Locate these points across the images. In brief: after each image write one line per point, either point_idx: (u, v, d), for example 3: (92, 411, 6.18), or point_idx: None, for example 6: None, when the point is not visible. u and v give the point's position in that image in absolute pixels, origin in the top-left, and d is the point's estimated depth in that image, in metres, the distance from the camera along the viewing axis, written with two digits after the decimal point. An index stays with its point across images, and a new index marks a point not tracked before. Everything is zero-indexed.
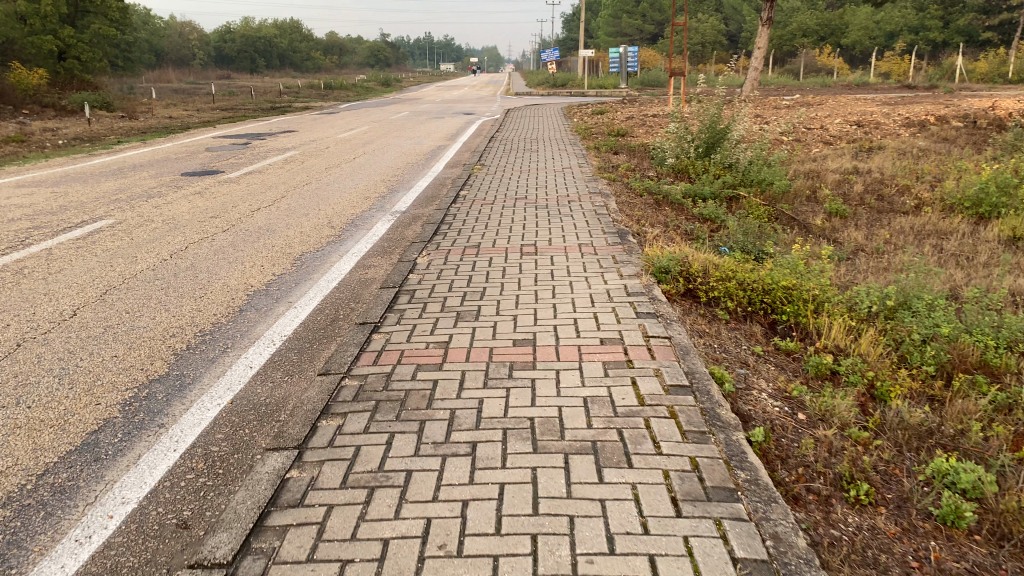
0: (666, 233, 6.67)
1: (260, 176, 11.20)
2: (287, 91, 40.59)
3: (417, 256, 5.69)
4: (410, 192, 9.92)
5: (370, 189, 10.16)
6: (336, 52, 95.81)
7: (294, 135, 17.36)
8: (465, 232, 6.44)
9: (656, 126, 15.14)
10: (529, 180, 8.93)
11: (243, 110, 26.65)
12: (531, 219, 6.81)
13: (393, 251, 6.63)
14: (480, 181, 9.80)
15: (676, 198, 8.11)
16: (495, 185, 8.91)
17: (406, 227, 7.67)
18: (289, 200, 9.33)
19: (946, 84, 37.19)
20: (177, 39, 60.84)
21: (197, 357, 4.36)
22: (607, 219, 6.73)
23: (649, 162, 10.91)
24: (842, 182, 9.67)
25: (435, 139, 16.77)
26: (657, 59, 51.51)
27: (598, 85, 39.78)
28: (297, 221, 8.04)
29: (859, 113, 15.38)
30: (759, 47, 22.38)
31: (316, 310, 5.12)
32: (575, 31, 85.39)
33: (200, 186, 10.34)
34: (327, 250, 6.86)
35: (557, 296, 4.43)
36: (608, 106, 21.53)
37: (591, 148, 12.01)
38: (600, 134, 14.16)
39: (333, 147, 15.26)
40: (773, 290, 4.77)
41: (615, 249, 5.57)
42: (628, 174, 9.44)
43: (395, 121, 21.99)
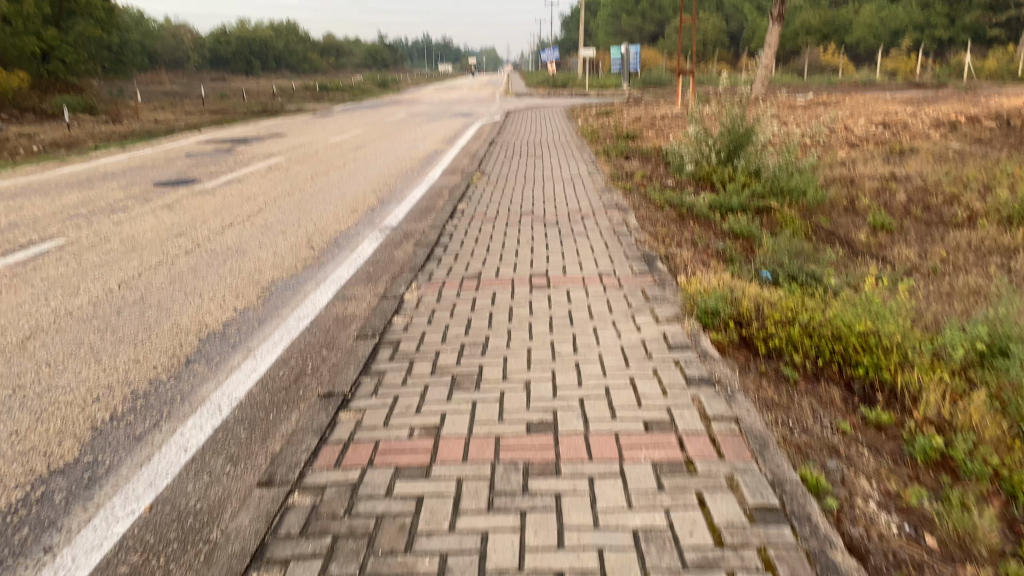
0: (698, 257, 5.73)
1: (239, 186, 10.25)
2: (281, 93, 39.62)
3: (405, 289, 4.74)
4: (403, 204, 8.99)
5: (358, 200, 9.24)
6: (333, 54, 94.86)
7: (283, 140, 16.41)
8: (463, 257, 5.48)
9: (668, 129, 14.19)
10: (535, 191, 7.98)
11: (233, 113, 25.68)
12: (537, 239, 5.87)
13: (378, 279, 5.68)
14: (479, 191, 8.87)
15: (702, 209, 7.17)
16: (497, 196, 7.96)
17: (395, 247, 6.72)
18: (266, 214, 8.39)
19: (955, 82, 36.26)
20: (171, 40, 59.69)
21: (119, 434, 3.40)
22: (628, 239, 5.79)
23: (665, 169, 9.98)
24: (881, 191, 8.74)
25: (432, 142, 15.84)
26: (658, 59, 50.60)
27: (599, 85, 38.86)
28: (271, 240, 7.11)
29: (884, 113, 14.44)
30: (769, 44, 21.44)
31: (279, 362, 4.17)
32: (575, 32, 84.52)
33: (171, 198, 9.41)
34: (302, 277, 5.90)
35: (580, 352, 3.47)
36: (613, 107, 20.61)
37: (601, 153, 11.08)
38: (608, 137, 13.21)
39: (323, 152, 14.32)
40: (847, 338, 3.82)
41: (644, 281, 4.62)
42: (644, 182, 8.52)
43: (390, 124, 21.04)
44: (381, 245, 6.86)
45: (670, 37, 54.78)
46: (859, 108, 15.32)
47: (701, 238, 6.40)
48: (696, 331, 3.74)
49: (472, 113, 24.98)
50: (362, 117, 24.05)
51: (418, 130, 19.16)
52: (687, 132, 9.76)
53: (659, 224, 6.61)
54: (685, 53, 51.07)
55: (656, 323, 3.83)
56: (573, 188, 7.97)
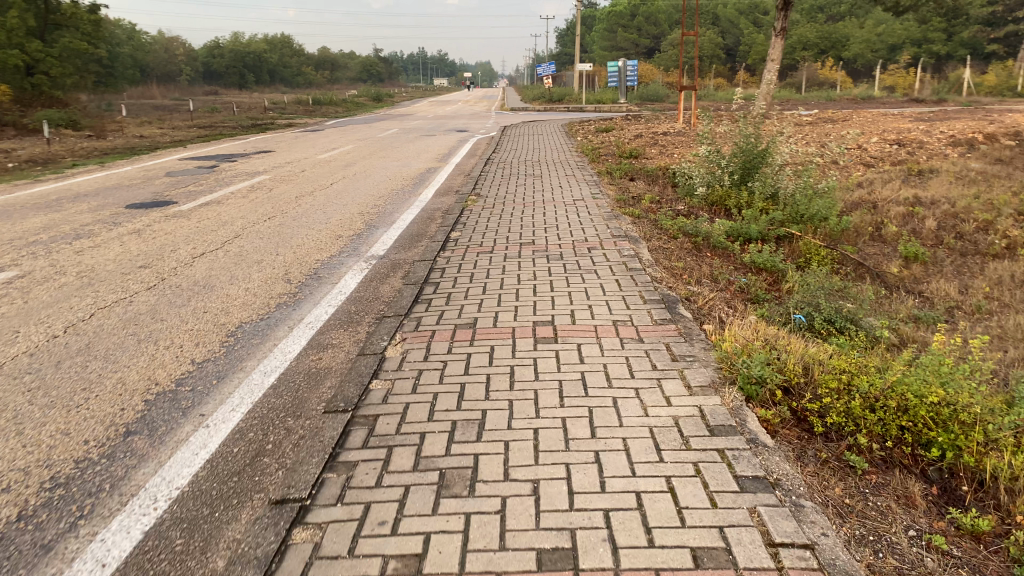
0: (722, 299, 5.07)
1: (217, 208, 9.60)
2: (273, 107, 39.10)
3: (387, 340, 4.08)
4: (392, 229, 8.33)
5: (344, 224, 8.58)
6: (328, 67, 94.59)
7: (270, 157, 15.78)
8: (454, 296, 4.81)
9: (672, 147, 13.57)
10: (534, 217, 7.32)
11: (222, 129, 25.05)
12: (538, 275, 5.20)
13: (358, 325, 5.01)
14: (473, 213, 8.21)
15: (720, 238, 6.53)
16: (492, 222, 7.30)
17: (380, 283, 6.04)
18: (243, 240, 7.72)
19: (954, 98, 35.83)
20: (163, 54, 59.17)
21: (23, 542, 2.72)
22: (641, 276, 5.11)
23: (673, 191, 9.35)
24: (907, 217, 8.11)
25: (426, 160, 15.22)
26: (655, 74, 50.23)
27: (595, 100, 38.40)
28: (244, 273, 6.44)
29: (896, 132, 13.83)
30: (772, 59, 20.89)
31: (235, 436, 3.50)
32: (570, 46, 84.37)
33: (142, 222, 8.76)
34: (273, 319, 5.23)
35: (599, 436, 2.80)
36: (613, 123, 20.03)
37: (603, 173, 10.46)
38: (610, 155, 12.58)
39: (311, 170, 13.68)
40: (918, 412, 3.15)
41: (666, 332, 3.95)
42: (654, 207, 7.88)
43: (383, 140, 20.40)
44: (364, 279, 6.20)
45: (667, 52, 54.45)
46: (869, 126, 14.72)
47: (721, 273, 5.75)
48: (738, 406, 3.08)
49: (466, 128, 24.39)
50: (353, 132, 23.43)
51: (412, 146, 18.54)
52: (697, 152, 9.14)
53: (674, 257, 5.96)
54: (682, 68, 50.72)
55: (688, 394, 3.17)
56: (575, 214, 7.33)
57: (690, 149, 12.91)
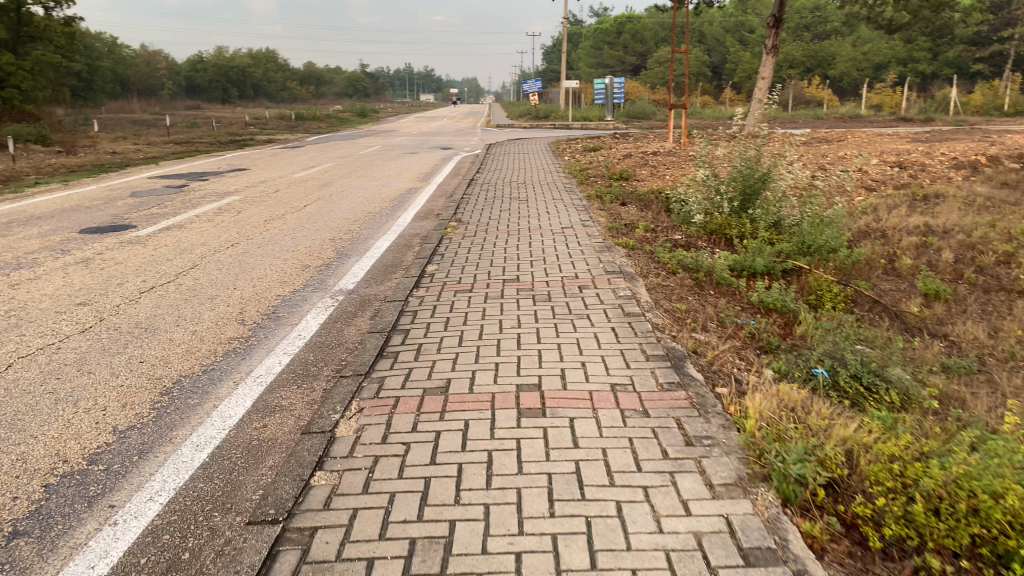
0: (734, 353, 4.43)
1: (178, 234, 8.91)
2: (255, 122, 38.43)
3: (341, 407, 3.41)
4: (364, 258, 7.67)
5: (313, 252, 7.91)
6: (313, 82, 94.02)
7: (244, 176, 15.11)
8: (424, 348, 4.13)
9: (663, 168, 13.00)
10: (518, 248, 6.67)
11: (198, 145, 24.34)
12: (522, 321, 4.54)
13: (315, 381, 4.33)
14: (452, 239, 7.55)
15: (724, 274, 5.91)
16: (471, 253, 6.63)
17: (345, 326, 5.36)
18: (199, 272, 7.04)
19: (941, 116, 35.64)
20: (145, 68, 58.42)
21: None
22: (641, 323, 4.47)
23: (668, 217, 8.74)
24: (921, 247, 7.55)
25: (407, 179, 14.60)
26: (641, 91, 49.92)
27: (582, 117, 37.97)
28: (195, 313, 5.77)
29: (895, 154, 13.34)
30: (762, 77, 20.44)
31: (146, 539, 2.82)
32: (556, 63, 84.22)
33: (93, 249, 8.06)
34: (218, 373, 4.53)
35: (602, 568, 2.16)
36: (601, 142, 19.51)
37: (592, 197, 9.87)
38: (599, 177, 11.99)
39: (285, 190, 13.01)
40: (994, 513, 2.43)
41: (676, 402, 3.30)
42: (649, 236, 7.27)
43: (364, 158, 19.77)
44: (327, 321, 5.52)
45: (653, 69, 54.19)
46: (867, 148, 14.22)
47: (728, 317, 5.13)
48: (775, 516, 2.44)
49: (450, 146, 23.79)
50: (333, 149, 22.76)
51: (394, 164, 17.93)
52: (693, 176, 8.56)
53: (675, 298, 5.32)
54: (669, 86, 50.44)
55: (711, 498, 2.53)
56: (563, 245, 6.69)
57: (683, 171, 12.36)
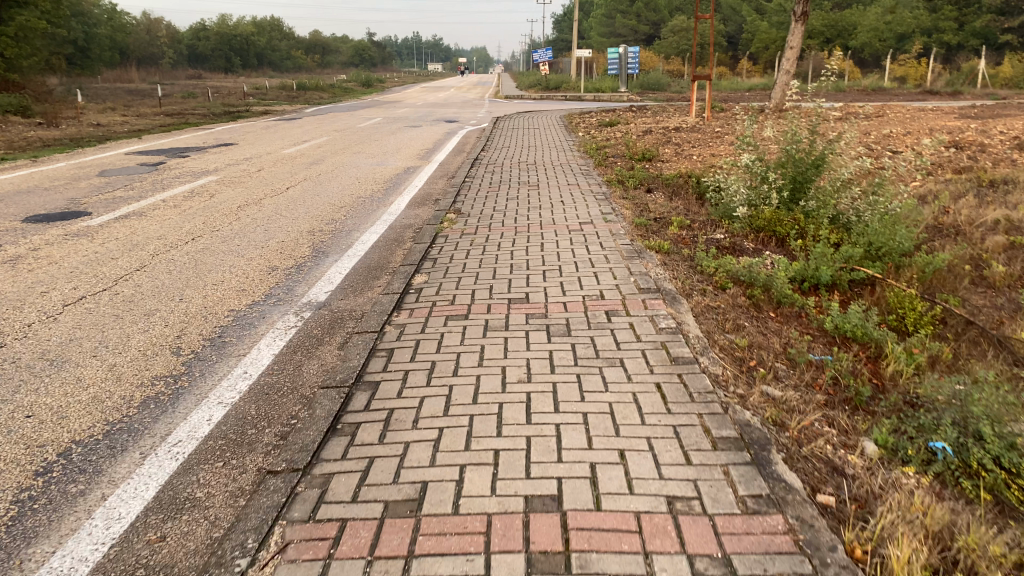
0: (820, 420, 3.25)
1: (136, 223, 7.75)
2: (255, 93, 37.07)
3: (256, 536, 2.25)
4: (346, 258, 6.48)
5: (286, 249, 6.73)
6: (319, 52, 92.14)
7: (229, 152, 13.92)
8: (396, 416, 2.95)
9: (689, 148, 11.71)
10: (526, 252, 5.46)
11: (191, 117, 23.11)
12: (531, 368, 3.36)
13: (247, 457, 3.17)
14: (450, 234, 6.35)
15: (784, 288, 4.70)
16: (470, 257, 5.42)
17: (306, 362, 4.20)
18: (145, 276, 5.88)
19: (969, 89, 33.94)
20: (146, 36, 57.04)
21: None
22: (694, 375, 3.28)
23: (703, 208, 7.51)
24: (1011, 248, 6.31)
25: (407, 157, 13.37)
26: (655, 62, 48.23)
27: (594, 88, 36.36)
28: (122, 336, 4.61)
29: (947, 132, 11.94)
30: (789, 47, 18.93)
31: None
32: (567, 32, 82.01)
33: (30, 244, 6.88)
34: (123, 438, 3.37)
35: None
36: (616, 116, 18.20)
37: (613, 181, 8.65)
38: (618, 158, 10.72)
39: (270, 169, 11.82)
40: None
41: (770, 542, 2.14)
42: (686, 235, 6.06)
43: (363, 132, 18.49)
44: (283, 353, 4.36)
45: (667, 39, 52.22)
46: (913, 125, 12.81)
47: (800, 357, 3.95)
48: None
49: (456, 120, 22.40)
50: (331, 122, 21.44)
51: (395, 139, 16.69)
52: (734, 161, 7.32)
53: (729, 328, 4.13)
54: (683, 56, 48.56)
55: None
56: (581, 249, 5.48)
57: (712, 151, 11.11)
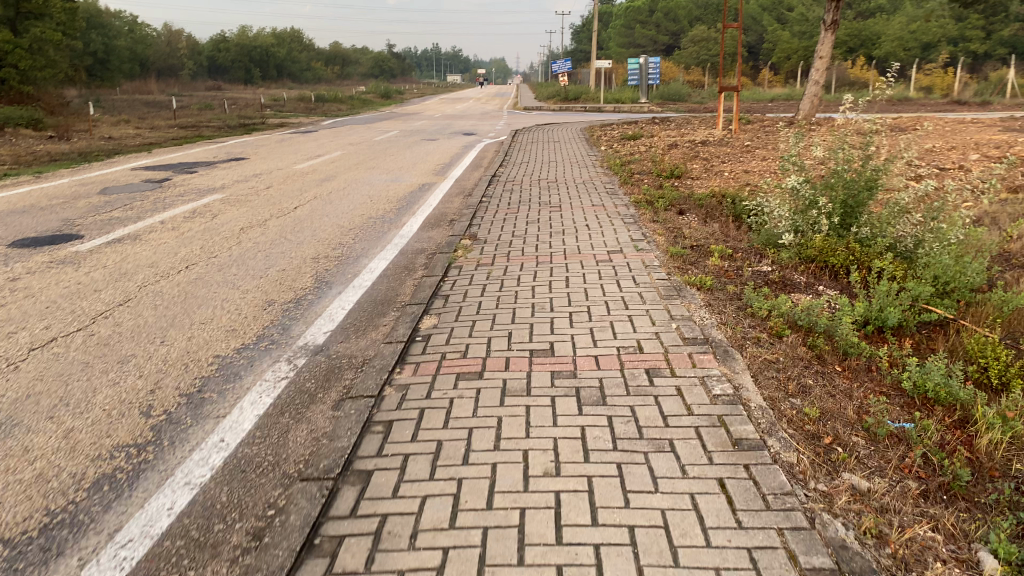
0: (922, 524, 2.59)
1: (128, 248, 7.22)
2: (271, 104, 36.79)
3: None
4: (350, 290, 5.89)
5: (285, 279, 6.16)
6: (337, 63, 92.19)
7: (238, 167, 13.43)
8: (391, 527, 2.34)
9: (720, 165, 11.05)
10: (549, 288, 4.82)
11: (204, 129, 22.74)
12: (560, 453, 2.73)
13: (207, 567, 2.56)
14: (464, 262, 5.74)
15: (849, 336, 4.04)
16: (486, 292, 4.80)
17: (294, 427, 3.59)
18: (126, 312, 5.32)
19: (999, 99, 33.02)
20: (166, 48, 57.15)
21: None
22: (762, 466, 2.65)
23: (743, 233, 6.86)
24: None
25: (421, 172, 12.82)
26: (675, 72, 47.58)
27: (613, 99, 35.74)
28: (87, 390, 4.03)
29: (995, 146, 11.21)
30: (818, 57, 18.23)
31: None
32: (585, 43, 81.53)
33: (9, 273, 6.34)
34: (63, 536, 2.78)
35: None
36: (639, 128, 17.58)
37: (641, 201, 8.04)
38: (644, 175, 10.08)
39: (279, 186, 11.30)
40: None
41: None
42: (729, 267, 5.41)
43: (378, 145, 17.97)
44: (268, 414, 3.75)
45: (687, 49, 51.52)
46: (955, 139, 12.08)
47: (880, 429, 3.29)
48: None
49: (473, 132, 21.85)
50: (345, 135, 20.94)
51: (410, 152, 16.17)
52: (778, 182, 6.67)
53: (792, 393, 3.48)
54: (704, 66, 47.86)
55: None
56: (612, 285, 4.84)
57: (743, 167, 10.46)
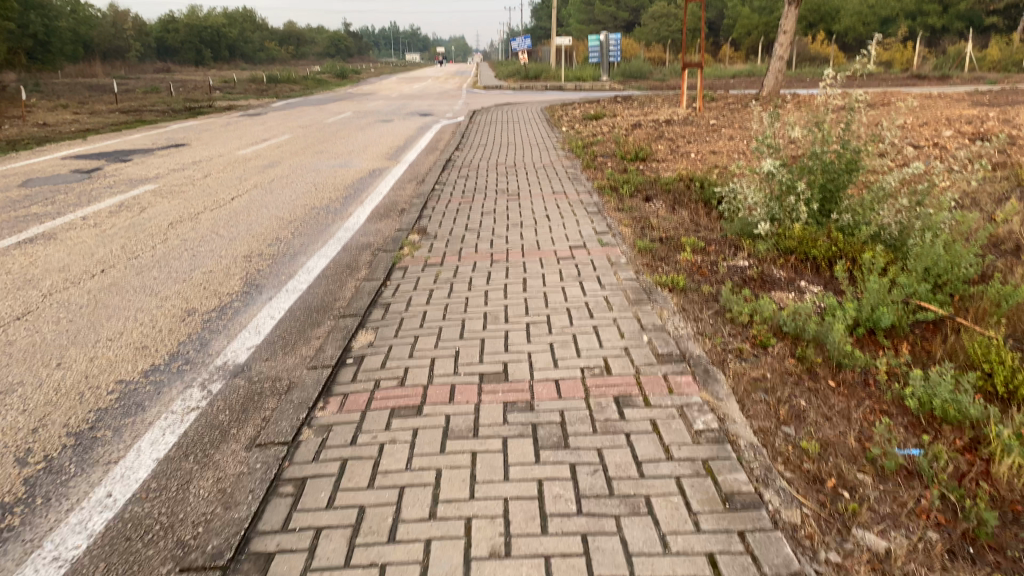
0: None
1: (39, 249, 6.52)
2: (222, 86, 35.55)
3: None
4: (284, 294, 5.29)
5: (213, 283, 5.53)
6: (292, 43, 90.05)
7: (177, 154, 12.64)
8: None
9: (685, 145, 10.56)
10: (503, 292, 4.27)
11: (148, 113, 21.72)
12: (511, 522, 2.19)
13: None
14: (410, 260, 5.15)
15: (842, 344, 3.56)
16: (431, 299, 4.23)
17: (197, 475, 3.01)
18: (22, 328, 4.66)
19: (956, 73, 32.97)
20: (112, 29, 55.15)
21: None
22: (760, 533, 2.14)
23: (714, 221, 6.38)
24: None
25: (374, 157, 12.16)
26: (636, 49, 47.03)
27: (574, 77, 35.09)
28: None
29: (967, 122, 10.84)
30: (781, 32, 17.79)
31: None
32: (545, 20, 80.61)
33: None
34: None
35: None
36: (601, 107, 17.03)
37: (604, 187, 7.51)
38: (607, 157, 9.55)
39: (219, 174, 10.58)
40: None
41: None
42: (702, 262, 4.91)
43: (330, 127, 17.20)
44: (169, 459, 3.15)
45: (647, 25, 50.96)
46: (925, 115, 11.71)
47: (888, 461, 2.80)
48: None
49: (429, 112, 21.12)
50: (296, 117, 20.06)
51: (363, 135, 15.45)
52: (752, 166, 6.19)
53: (784, 420, 2.98)
54: (665, 42, 47.36)
55: None
56: (574, 288, 4.31)
57: (710, 149, 9.97)
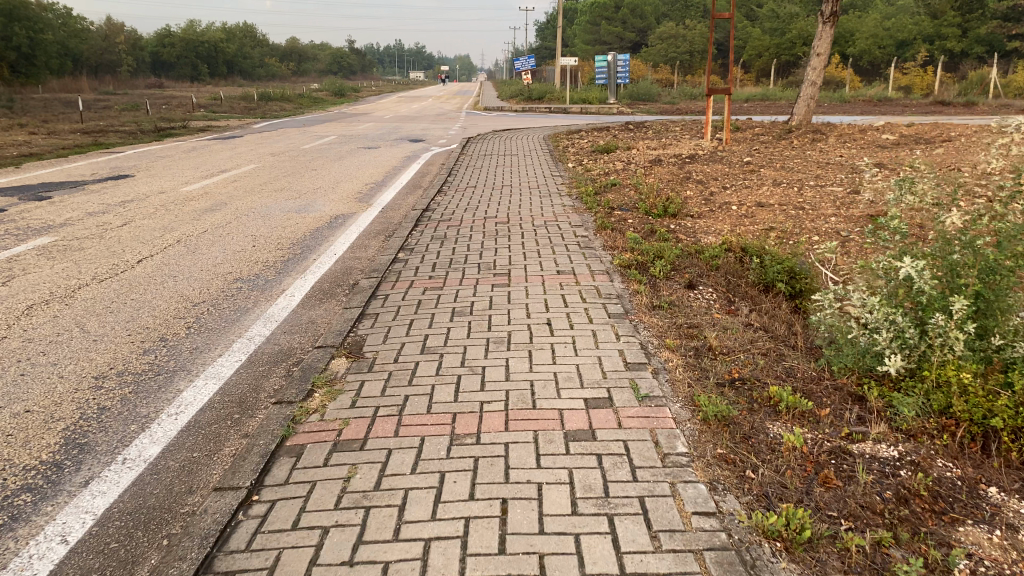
0: None
1: None
2: (208, 104, 33.65)
3: None
4: (117, 473, 3.23)
5: (13, 446, 3.45)
6: (293, 59, 88.52)
7: (110, 190, 10.63)
8: None
9: (722, 193, 8.54)
10: (460, 552, 2.17)
11: (112, 134, 19.75)
12: None
13: None
14: (316, 424, 3.04)
15: None
16: (314, 571, 2.13)
17: None
18: None
19: (981, 99, 30.67)
20: (104, 43, 53.42)
21: None
22: None
23: (797, 330, 4.33)
24: None
25: (343, 197, 10.16)
26: (644, 70, 45.02)
27: (579, 99, 33.07)
28: None
29: None
30: (815, 53, 15.65)
31: None
32: (551, 40, 78.86)
33: None
34: None
35: None
36: (612, 136, 15.01)
37: (629, 263, 5.46)
38: (626, 211, 7.54)
39: (142, 220, 8.53)
40: None
41: None
42: (818, 453, 2.82)
43: (304, 155, 15.20)
44: None
45: (655, 46, 49.02)
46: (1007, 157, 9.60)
47: None
48: None
49: (421, 137, 19.09)
50: (272, 142, 18.07)
51: (339, 166, 13.46)
52: (864, 263, 4.12)
53: None
54: (673, 64, 45.47)
55: None
56: (602, 545, 2.20)
57: (753, 201, 7.92)
